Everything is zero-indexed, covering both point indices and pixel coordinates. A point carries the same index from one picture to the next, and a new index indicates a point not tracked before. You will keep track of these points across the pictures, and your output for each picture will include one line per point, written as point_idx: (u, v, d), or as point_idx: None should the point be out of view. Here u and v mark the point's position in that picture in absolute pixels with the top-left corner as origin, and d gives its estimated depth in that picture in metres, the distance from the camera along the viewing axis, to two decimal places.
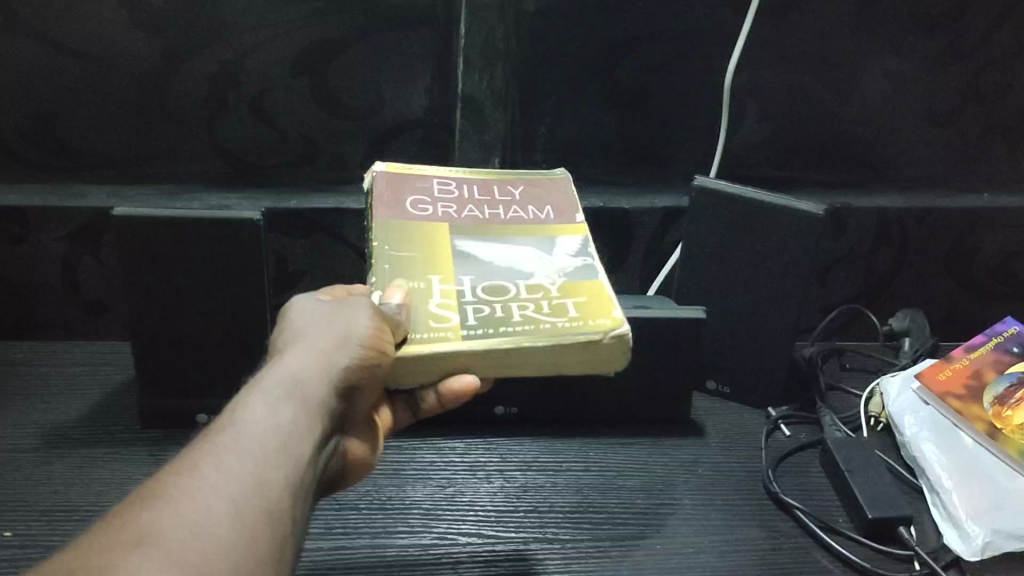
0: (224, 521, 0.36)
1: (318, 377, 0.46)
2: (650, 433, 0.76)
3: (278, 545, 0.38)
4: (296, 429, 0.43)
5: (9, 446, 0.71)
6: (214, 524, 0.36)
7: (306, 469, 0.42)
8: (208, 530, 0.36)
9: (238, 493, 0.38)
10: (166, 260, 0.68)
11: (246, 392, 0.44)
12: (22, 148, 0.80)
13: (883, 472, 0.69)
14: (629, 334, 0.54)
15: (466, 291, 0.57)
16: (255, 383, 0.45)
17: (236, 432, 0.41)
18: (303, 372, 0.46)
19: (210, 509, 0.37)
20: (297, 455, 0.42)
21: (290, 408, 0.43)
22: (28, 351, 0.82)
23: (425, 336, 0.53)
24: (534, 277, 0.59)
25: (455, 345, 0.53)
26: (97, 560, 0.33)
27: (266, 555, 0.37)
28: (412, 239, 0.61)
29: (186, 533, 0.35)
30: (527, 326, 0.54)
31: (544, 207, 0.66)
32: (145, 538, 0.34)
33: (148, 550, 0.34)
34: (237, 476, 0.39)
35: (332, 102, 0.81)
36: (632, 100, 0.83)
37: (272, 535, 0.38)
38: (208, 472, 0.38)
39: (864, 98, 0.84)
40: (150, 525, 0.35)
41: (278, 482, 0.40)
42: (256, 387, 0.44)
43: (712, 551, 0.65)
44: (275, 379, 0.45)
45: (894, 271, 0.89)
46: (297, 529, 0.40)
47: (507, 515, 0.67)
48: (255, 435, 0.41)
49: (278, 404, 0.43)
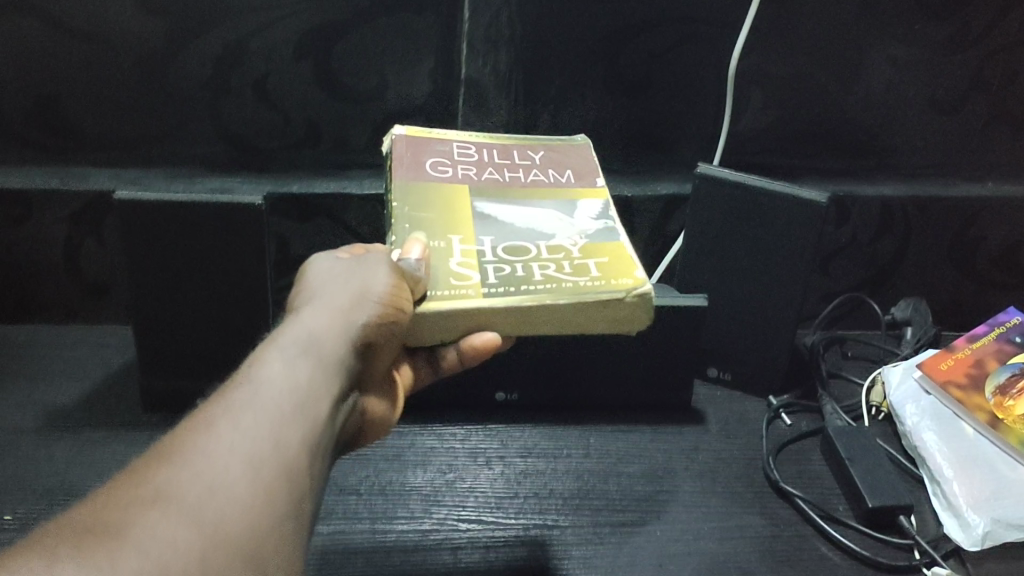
0: (240, 479, 0.37)
1: (334, 336, 0.47)
2: (651, 420, 0.76)
3: (294, 502, 0.39)
4: (312, 390, 0.43)
5: (11, 428, 0.71)
6: (229, 480, 0.37)
7: (322, 429, 0.43)
8: (228, 488, 0.36)
9: (255, 452, 0.38)
10: (168, 242, 0.68)
11: (263, 353, 0.44)
12: (24, 130, 0.79)
13: (882, 460, 0.70)
14: (651, 293, 0.54)
15: (486, 252, 0.57)
16: (272, 343, 0.45)
17: (252, 392, 0.41)
18: (319, 331, 0.47)
19: (229, 467, 0.37)
20: (313, 415, 0.42)
21: (305, 370, 0.44)
22: (27, 332, 0.82)
23: (445, 294, 0.53)
24: (554, 238, 0.59)
25: (477, 301, 0.52)
26: (116, 514, 0.34)
27: (284, 514, 0.38)
28: (433, 198, 0.60)
29: (204, 490, 0.36)
30: (546, 285, 0.54)
31: (564, 171, 0.66)
32: (165, 495, 0.35)
33: (165, 508, 0.34)
34: (252, 434, 0.39)
35: (335, 85, 0.80)
36: (636, 86, 0.82)
37: (289, 493, 0.38)
38: (225, 430, 0.39)
39: (869, 86, 0.84)
40: (167, 482, 0.36)
41: (294, 442, 0.40)
42: (273, 349, 0.45)
43: (710, 537, 0.65)
44: (292, 336, 0.46)
45: (897, 259, 0.89)
46: (314, 488, 0.41)
47: (501, 504, 0.67)
48: (270, 395, 0.41)
49: (293, 362, 0.44)
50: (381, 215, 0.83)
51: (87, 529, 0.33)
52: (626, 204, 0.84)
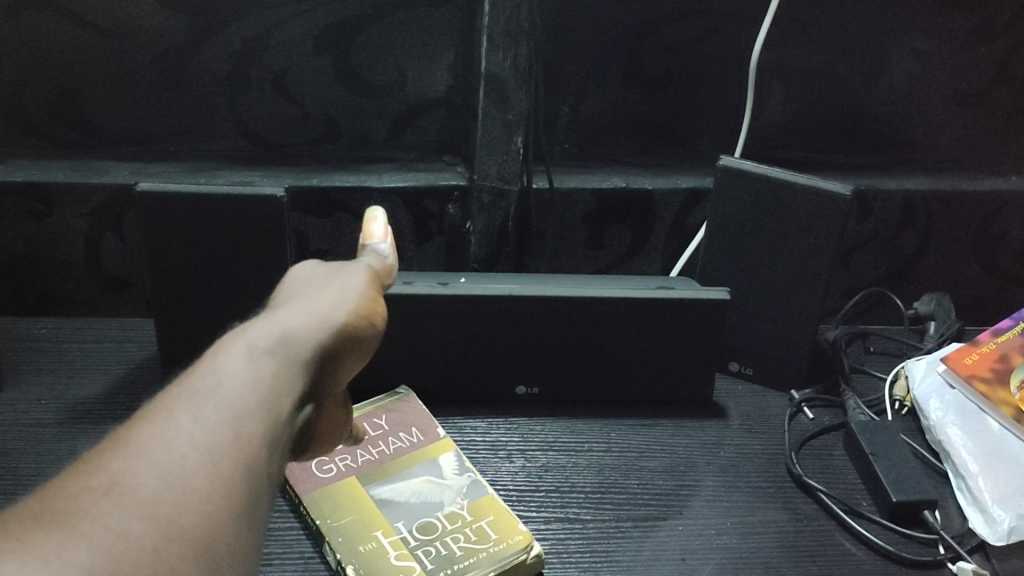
0: (199, 473, 0.33)
1: (314, 331, 0.41)
2: (673, 414, 0.76)
3: (249, 508, 0.33)
4: (281, 383, 0.38)
5: (32, 419, 0.71)
6: (187, 474, 0.32)
7: (290, 426, 0.38)
8: (181, 484, 0.32)
9: (216, 442, 0.34)
10: (189, 236, 0.68)
11: (216, 350, 0.38)
12: (44, 123, 0.80)
13: (907, 455, 0.69)
14: (543, 551, 0.61)
15: (408, 537, 0.61)
16: (227, 341, 0.39)
17: (216, 376, 0.36)
18: (292, 328, 0.40)
19: (184, 460, 0.33)
20: (280, 410, 0.37)
21: (273, 362, 0.38)
22: (52, 327, 0.80)
23: None
24: (445, 507, 0.64)
25: None
26: (64, 504, 0.31)
27: (256, 502, 0.34)
28: (341, 506, 0.63)
29: (158, 484, 0.32)
30: (467, 560, 0.60)
31: (407, 430, 0.70)
32: (116, 486, 0.31)
33: (118, 499, 0.31)
34: (217, 422, 0.35)
35: (355, 80, 0.80)
36: (656, 79, 0.82)
37: (243, 496, 0.33)
38: (183, 421, 0.34)
39: (891, 80, 0.83)
40: (121, 473, 0.32)
41: (258, 435, 0.35)
42: (230, 343, 0.39)
43: (733, 532, 0.65)
44: (259, 329, 0.39)
45: (919, 254, 0.88)
46: (251, 514, 0.33)
47: (278, 562, 0.62)
48: (237, 382, 0.36)
49: (262, 356, 0.38)
50: (400, 210, 0.83)
51: (34, 516, 0.30)
52: (645, 198, 0.84)
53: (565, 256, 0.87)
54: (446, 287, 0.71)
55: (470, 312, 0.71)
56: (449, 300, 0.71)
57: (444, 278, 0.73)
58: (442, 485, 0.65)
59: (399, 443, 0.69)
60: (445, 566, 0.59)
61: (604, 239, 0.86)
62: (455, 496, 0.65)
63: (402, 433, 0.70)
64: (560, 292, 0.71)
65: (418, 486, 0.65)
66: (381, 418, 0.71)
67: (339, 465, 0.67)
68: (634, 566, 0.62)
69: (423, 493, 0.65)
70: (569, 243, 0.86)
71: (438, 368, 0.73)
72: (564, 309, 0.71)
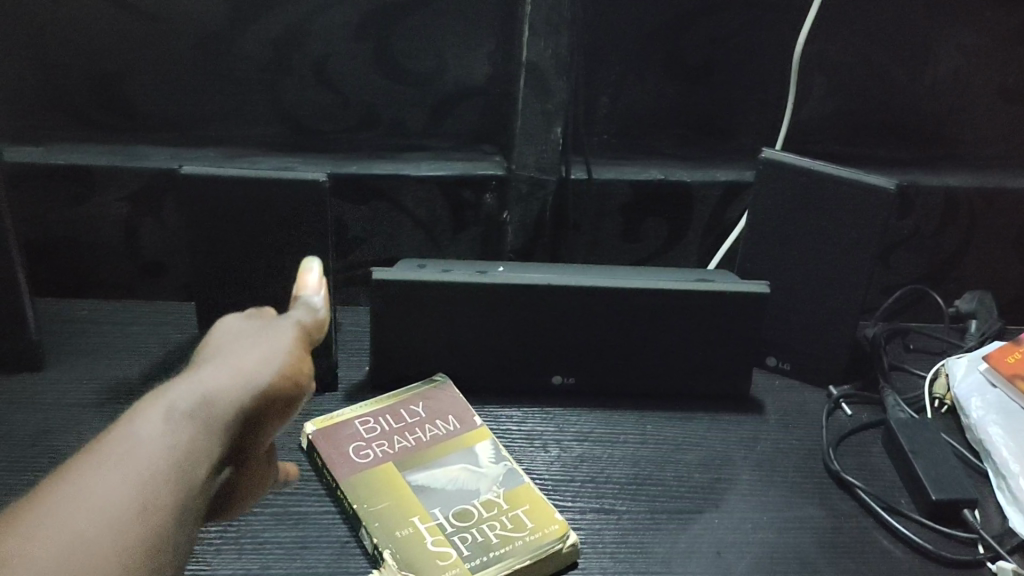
0: (101, 549, 0.34)
1: (237, 393, 0.43)
2: (709, 407, 0.75)
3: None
4: (195, 447, 0.40)
5: (72, 400, 0.71)
6: (83, 553, 0.33)
7: (197, 492, 0.39)
8: (78, 557, 0.33)
9: (120, 515, 0.35)
10: (231, 220, 0.68)
11: (133, 415, 0.40)
12: (85, 107, 0.80)
13: (947, 454, 0.68)
14: (578, 540, 0.61)
15: (444, 523, 0.61)
16: (145, 406, 0.40)
17: (127, 446, 0.38)
18: (213, 388, 0.42)
19: (85, 532, 0.34)
20: (190, 476, 0.38)
21: (189, 427, 0.40)
22: (92, 309, 0.81)
23: None
24: (481, 494, 0.64)
25: None
26: None
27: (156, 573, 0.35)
28: (378, 491, 0.63)
29: (55, 559, 0.33)
30: (504, 548, 0.60)
31: (444, 417, 0.70)
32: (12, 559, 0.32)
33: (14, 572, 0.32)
34: (124, 491, 0.36)
35: (396, 68, 0.80)
36: (697, 71, 0.81)
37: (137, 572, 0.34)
38: (87, 490, 0.35)
39: (935, 75, 0.82)
40: (19, 542, 0.33)
41: (165, 504, 0.37)
42: (143, 413, 0.40)
43: (769, 526, 0.65)
44: (179, 392, 0.41)
45: (960, 252, 0.87)
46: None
47: (315, 545, 0.63)
48: (148, 453, 0.38)
49: (178, 421, 0.40)
50: (437, 199, 0.83)
51: None
52: (683, 191, 0.84)
53: (601, 248, 0.87)
54: (485, 276, 0.71)
55: (508, 300, 0.71)
56: (487, 288, 0.70)
57: (483, 266, 0.73)
58: (478, 473, 0.65)
59: (436, 430, 0.69)
60: (481, 552, 0.59)
61: (641, 232, 0.86)
62: (491, 484, 0.65)
63: (439, 420, 0.70)
64: (599, 282, 0.71)
65: (454, 473, 0.65)
66: (418, 406, 0.71)
67: (376, 452, 0.67)
68: (669, 559, 0.62)
69: (459, 480, 0.65)
70: (605, 235, 0.86)
71: (474, 357, 0.73)
72: (603, 300, 0.71)
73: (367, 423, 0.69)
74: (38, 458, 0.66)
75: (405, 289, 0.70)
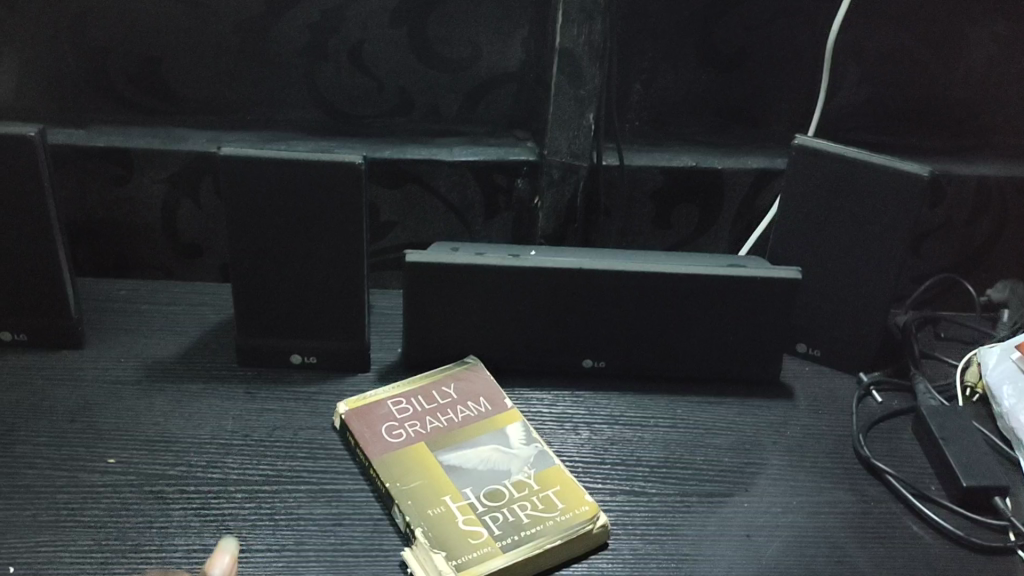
0: None
1: None
2: (739, 392, 0.76)
3: None
4: None
5: (112, 377, 0.73)
6: None
7: None
8: None
9: None
10: (267, 202, 0.69)
11: None
12: (126, 90, 0.82)
13: (978, 441, 0.68)
14: (608, 521, 0.62)
15: (476, 502, 0.62)
16: None
17: None
18: None
19: None
20: None
21: None
22: (130, 289, 0.82)
23: (472, 557, 0.58)
24: (512, 474, 0.64)
25: (498, 560, 0.58)
26: None
27: None
28: (411, 470, 0.64)
29: None
30: (535, 528, 0.60)
31: (476, 398, 0.71)
32: None
33: None
34: None
35: (430, 54, 0.81)
36: (730, 58, 0.81)
37: None
38: None
39: (970, 63, 0.82)
40: None
41: None
42: None
43: (799, 510, 0.65)
44: None
45: (993, 241, 0.87)
46: None
47: (349, 522, 0.63)
48: None
49: None
50: (469, 183, 0.84)
51: None
52: (714, 178, 0.84)
53: (631, 234, 0.87)
54: (517, 259, 0.72)
55: (540, 284, 0.72)
56: (520, 272, 0.71)
57: (515, 250, 0.73)
58: (509, 454, 0.66)
59: (468, 411, 0.70)
60: (512, 532, 0.60)
61: (671, 218, 0.86)
62: (522, 465, 0.65)
63: (470, 401, 0.70)
64: (630, 266, 0.72)
65: (485, 453, 0.66)
66: (450, 387, 0.72)
67: (408, 431, 0.68)
68: (699, 540, 0.62)
69: (491, 461, 0.65)
70: (636, 221, 0.86)
71: (506, 339, 0.74)
72: (634, 284, 0.72)
73: (399, 403, 0.70)
74: (80, 433, 0.67)
75: (438, 271, 0.71)
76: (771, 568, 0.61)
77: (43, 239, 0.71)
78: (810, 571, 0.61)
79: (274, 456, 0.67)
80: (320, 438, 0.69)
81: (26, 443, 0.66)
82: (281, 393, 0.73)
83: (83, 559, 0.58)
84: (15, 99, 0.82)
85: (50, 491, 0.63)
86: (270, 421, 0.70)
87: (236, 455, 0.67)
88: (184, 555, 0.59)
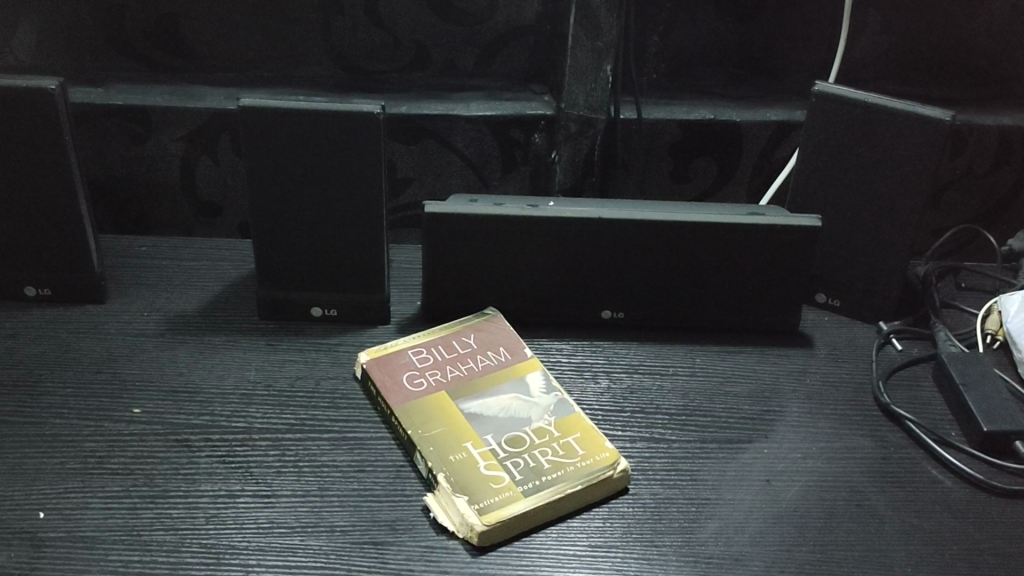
0: None
1: None
2: (758, 342, 0.76)
3: None
4: None
5: (135, 330, 0.73)
6: None
7: None
8: None
9: None
10: (286, 153, 0.69)
11: None
12: (144, 48, 0.82)
13: (998, 387, 0.68)
14: (628, 467, 0.62)
15: (498, 449, 0.62)
16: None
17: None
18: None
19: None
20: None
21: None
22: (151, 245, 0.83)
23: (494, 502, 0.58)
24: (532, 422, 0.65)
25: (519, 504, 0.58)
26: None
27: None
28: (433, 417, 0.65)
29: None
30: (557, 473, 0.60)
31: (496, 349, 0.71)
32: None
33: None
34: None
35: (446, 7, 0.81)
36: (748, 9, 0.81)
37: None
38: None
39: (991, 12, 0.81)
40: None
41: None
42: None
43: (819, 456, 0.65)
44: None
45: (1015, 191, 0.86)
46: None
47: (371, 468, 0.63)
48: None
49: None
50: (487, 138, 0.83)
51: None
52: (732, 130, 0.83)
53: (649, 188, 0.87)
54: (536, 209, 0.72)
55: (559, 233, 0.72)
56: (540, 221, 0.71)
57: (534, 201, 0.73)
58: (529, 402, 0.66)
59: (488, 361, 0.70)
60: (534, 477, 0.60)
61: (688, 171, 0.86)
62: (542, 413, 0.66)
63: (490, 352, 0.71)
64: (649, 215, 0.71)
65: (506, 402, 0.66)
66: (470, 338, 0.72)
67: (429, 381, 0.68)
68: (719, 485, 0.63)
69: (511, 409, 0.66)
70: (653, 175, 0.86)
71: (525, 290, 0.74)
72: (653, 233, 0.72)
73: (419, 354, 0.70)
74: (105, 385, 0.68)
75: (458, 221, 0.71)
76: (791, 511, 0.61)
77: (65, 194, 0.71)
78: (830, 515, 0.61)
79: (297, 406, 0.67)
80: (342, 388, 0.69)
81: (53, 394, 0.67)
82: (303, 345, 0.73)
83: (113, 503, 0.59)
84: (35, 57, 0.82)
85: (78, 440, 0.63)
86: (293, 371, 0.71)
87: (260, 405, 0.67)
88: (210, 500, 0.60)
